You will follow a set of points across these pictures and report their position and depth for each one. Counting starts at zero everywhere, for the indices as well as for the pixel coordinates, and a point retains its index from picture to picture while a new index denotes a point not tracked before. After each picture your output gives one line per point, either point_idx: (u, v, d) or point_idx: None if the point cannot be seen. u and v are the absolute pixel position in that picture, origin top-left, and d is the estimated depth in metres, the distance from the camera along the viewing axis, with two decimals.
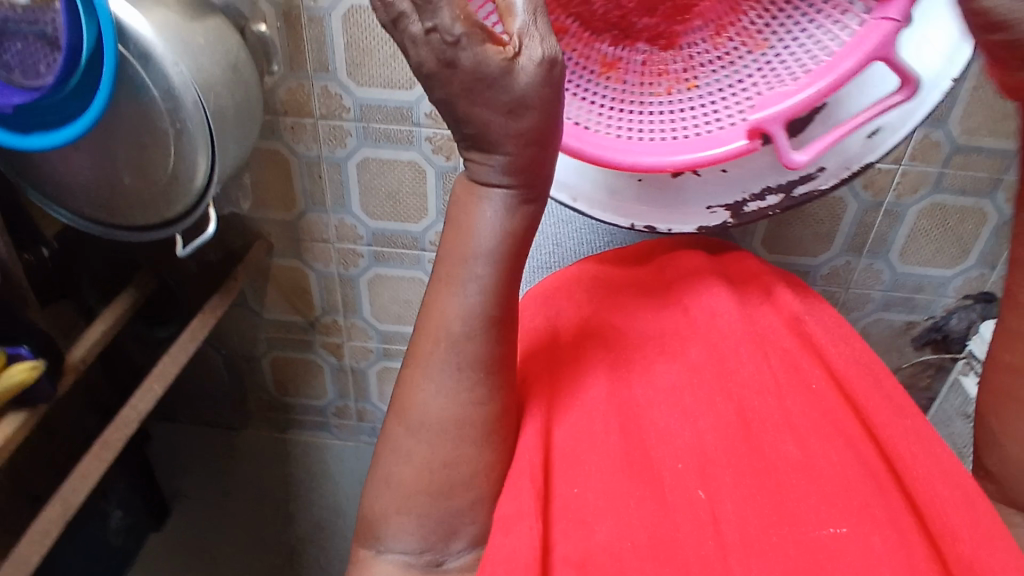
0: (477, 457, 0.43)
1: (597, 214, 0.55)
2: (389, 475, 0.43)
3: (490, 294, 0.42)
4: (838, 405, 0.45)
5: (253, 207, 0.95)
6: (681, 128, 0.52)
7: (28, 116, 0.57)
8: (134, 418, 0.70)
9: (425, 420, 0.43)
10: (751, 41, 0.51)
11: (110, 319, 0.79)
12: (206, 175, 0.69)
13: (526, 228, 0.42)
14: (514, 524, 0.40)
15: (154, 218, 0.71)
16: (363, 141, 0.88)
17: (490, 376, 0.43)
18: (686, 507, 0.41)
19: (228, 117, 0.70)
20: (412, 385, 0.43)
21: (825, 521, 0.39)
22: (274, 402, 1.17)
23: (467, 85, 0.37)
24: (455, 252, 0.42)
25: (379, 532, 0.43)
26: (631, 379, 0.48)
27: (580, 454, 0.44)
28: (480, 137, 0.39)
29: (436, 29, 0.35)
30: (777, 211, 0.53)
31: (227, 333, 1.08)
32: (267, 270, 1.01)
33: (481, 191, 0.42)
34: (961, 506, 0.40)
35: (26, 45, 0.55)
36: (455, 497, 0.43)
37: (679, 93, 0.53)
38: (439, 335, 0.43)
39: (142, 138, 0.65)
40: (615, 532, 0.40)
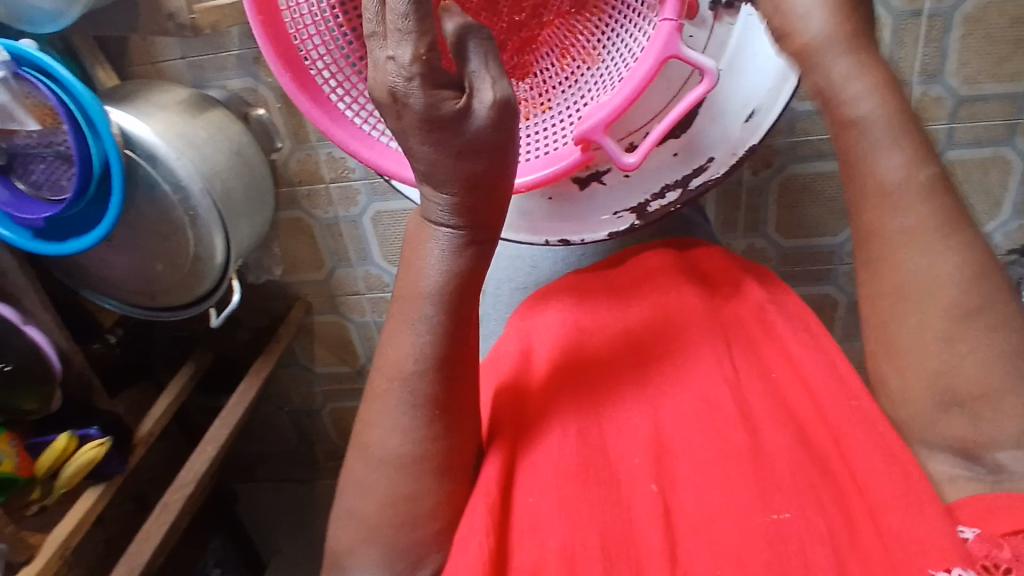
0: (435, 490, 0.41)
1: (513, 236, 0.55)
2: (351, 508, 0.41)
3: (441, 333, 0.42)
4: (795, 397, 0.42)
5: (287, 271, 1.03)
6: (534, 150, 0.51)
7: (59, 226, 0.67)
8: (191, 479, 0.77)
9: (383, 457, 0.41)
10: (586, 54, 0.50)
11: (173, 394, 0.87)
12: (224, 252, 0.76)
13: (474, 267, 0.43)
14: (466, 541, 0.36)
15: (186, 297, 0.79)
16: (372, 196, 0.95)
17: (449, 413, 0.42)
18: (644, 505, 0.37)
19: (236, 198, 0.78)
20: (371, 423, 0.42)
21: (773, 504, 0.36)
22: (340, 451, 1.23)
23: (419, 125, 0.38)
24: (408, 292, 0.43)
25: (345, 567, 0.41)
26: (591, 379, 0.45)
27: (536, 464, 0.40)
28: (431, 174, 0.41)
29: (393, 60, 0.37)
30: (679, 207, 0.53)
31: (287, 391, 1.16)
32: (312, 329, 1.09)
33: (427, 228, 0.43)
34: (894, 482, 0.35)
35: (47, 165, 0.66)
36: (416, 528, 0.40)
37: (533, 116, 0.51)
38: (394, 374, 0.42)
39: (163, 230, 0.74)
40: (570, 537, 0.36)
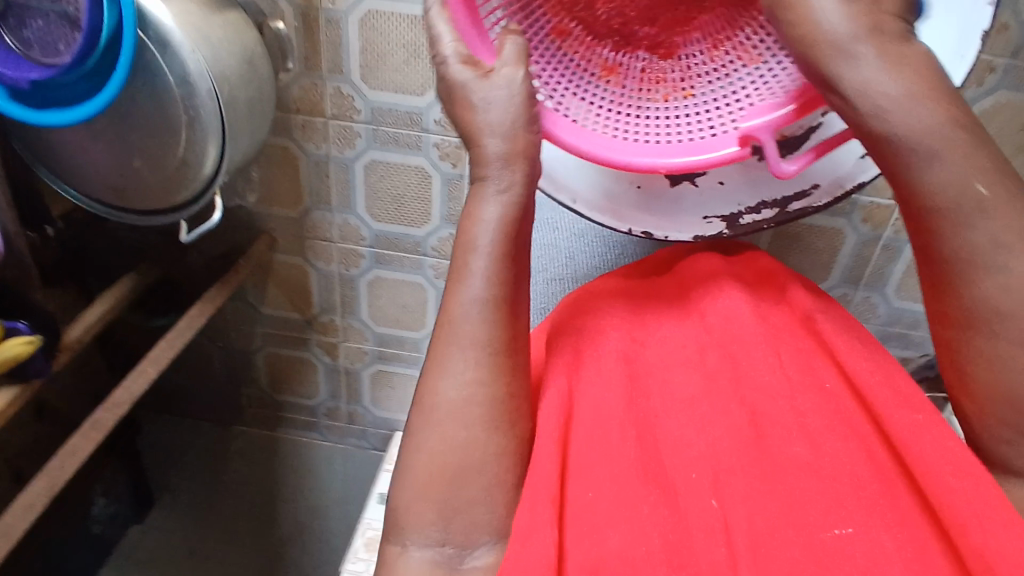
0: (488, 443, 0.43)
1: (596, 217, 0.53)
2: (409, 466, 0.43)
3: (491, 278, 0.45)
4: (849, 406, 0.45)
5: (260, 201, 0.96)
6: (677, 134, 0.49)
7: (46, 92, 0.59)
8: (126, 400, 0.71)
9: (442, 404, 0.44)
10: (747, 55, 0.49)
11: (109, 302, 0.78)
12: (215, 164, 0.69)
13: (518, 217, 0.46)
14: (530, 534, 0.41)
15: (163, 203, 0.72)
16: (372, 143, 0.89)
17: (495, 357, 0.45)
18: (699, 515, 0.41)
19: (240, 108, 0.69)
20: (428, 373, 0.45)
21: (831, 521, 0.39)
22: (266, 400, 1.17)
23: (454, 97, 0.47)
24: (461, 246, 0.47)
25: (402, 525, 0.42)
26: (645, 391, 0.49)
27: (592, 462, 0.44)
28: (474, 135, 0.47)
29: (440, 52, 0.47)
30: (771, 225, 0.52)
31: (226, 327, 1.09)
32: (269, 267, 1.02)
33: (479, 190, 0.47)
34: (969, 494, 0.39)
35: (46, 23, 0.58)
36: (467, 485, 0.42)
37: (675, 101, 0.50)
38: (444, 320, 0.46)
39: (154, 127, 0.66)
40: (627, 539, 0.40)
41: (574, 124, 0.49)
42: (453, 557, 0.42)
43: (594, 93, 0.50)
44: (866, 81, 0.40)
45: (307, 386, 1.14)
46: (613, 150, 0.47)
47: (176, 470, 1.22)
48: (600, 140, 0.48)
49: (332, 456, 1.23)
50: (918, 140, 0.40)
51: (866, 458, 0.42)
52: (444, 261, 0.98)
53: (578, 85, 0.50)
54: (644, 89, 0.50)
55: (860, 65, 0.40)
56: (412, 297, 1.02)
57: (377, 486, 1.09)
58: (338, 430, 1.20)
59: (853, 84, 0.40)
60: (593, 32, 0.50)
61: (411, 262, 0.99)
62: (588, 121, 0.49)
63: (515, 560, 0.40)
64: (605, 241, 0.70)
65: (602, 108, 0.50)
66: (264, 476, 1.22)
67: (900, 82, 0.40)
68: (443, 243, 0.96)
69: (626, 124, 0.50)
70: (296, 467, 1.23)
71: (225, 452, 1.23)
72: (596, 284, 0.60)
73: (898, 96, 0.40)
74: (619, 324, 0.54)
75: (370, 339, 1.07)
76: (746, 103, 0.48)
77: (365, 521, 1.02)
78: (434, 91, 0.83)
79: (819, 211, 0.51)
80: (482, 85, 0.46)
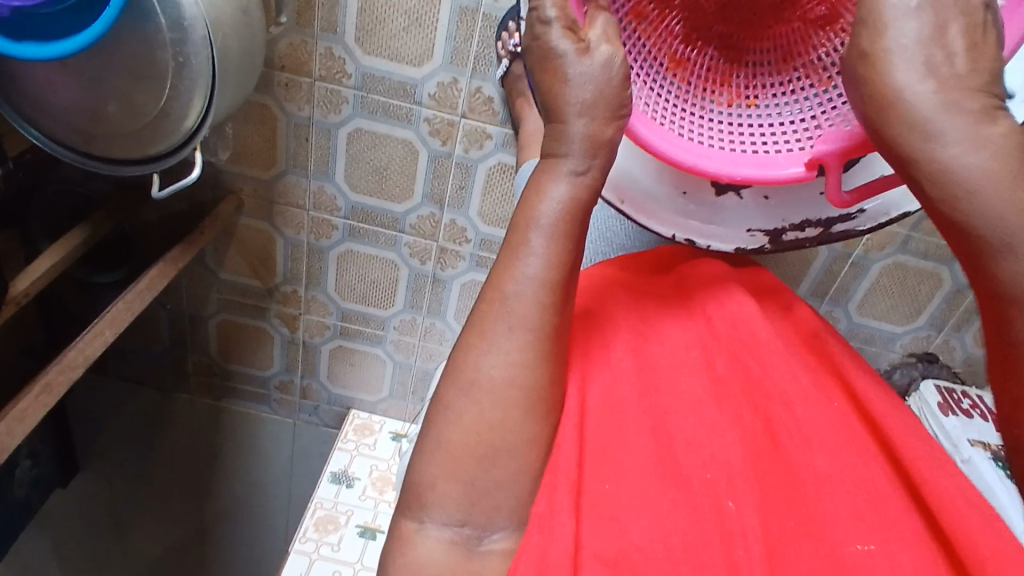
0: (520, 427, 0.42)
1: (643, 220, 0.56)
2: (438, 440, 0.42)
3: (550, 260, 0.44)
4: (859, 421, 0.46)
5: (232, 159, 0.86)
6: (738, 142, 0.53)
7: (23, 22, 0.52)
8: (81, 363, 0.67)
9: (478, 380, 0.43)
10: (817, 76, 0.52)
11: (59, 256, 0.68)
12: (198, 118, 0.63)
13: (584, 199, 0.45)
14: (551, 522, 0.40)
15: (134, 153, 0.66)
16: (359, 111, 0.81)
17: (541, 342, 0.43)
18: (714, 516, 0.41)
19: (232, 59, 0.65)
20: (468, 349, 0.44)
21: (851, 536, 0.40)
22: (214, 367, 1.09)
23: (542, 60, 0.44)
24: (521, 223, 0.45)
25: (424, 501, 0.42)
26: (655, 380, 0.48)
27: (610, 453, 0.44)
28: (555, 107, 0.44)
29: (536, 10, 0.44)
30: (813, 244, 0.56)
31: (178, 289, 1.00)
32: (232, 230, 0.93)
33: (551, 167, 0.45)
34: (986, 529, 0.39)
35: None
36: (497, 465, 0.42)
37: (739, 108, 0.54)
38: (496, 298, 0.44)
39: (136, 69, 0.58)
40: (649, 531, 0.40)
41: (647, 117, 0.51)
42: (471, 537, 0.41)
43: (664, 86, 0.53)
44: (927, 116, 0.36)
45: (261, 358, 1.07)
46: (682, 151, 0.51)
47: (104, 433, 1.14)
48: (670, 137, 0.51)
49: (279, 431, 1.16)
50: (979, 179, 0.36)
51: (888, 474, 0.43)
52: (422, 241, 0.91)
53: (649, 76, 0.53)
54: (712, 92, 0.54)
55: (918, 100, 0.36)
56: (382, 274, 0.95)
57: (327, 464, 1.06)
58: (289, 404, 1.13)
59: (914, 118, 0.37)
60: (670, 26, 0.53)
61: (387, 239, 0.92)
62: (658, 114, 0.53)
63: (536, 543, 0.40)
64: (608, 241, 0.69)
65: (671, 103, 0.53)
66: (204, 445, 1.17)
67: (955, 117, 0.36)
68: (423, 222, 0.89)
69: (692, 122, 0.53)
70: (238, 439, 1.17)
71: (160, 419, 1.15)
72: (589, 271, 0.57)
73: (959, 129, 0.36)
74: (627, 317, 0.52)
75: (333, 313, 1.00)
76: (810, 124, 0.52)
77: (314, 500, 1.00)
78: (433, 63, 0.77)
79: (860, 234, 0.54)
80: (580, 61, 0.43)
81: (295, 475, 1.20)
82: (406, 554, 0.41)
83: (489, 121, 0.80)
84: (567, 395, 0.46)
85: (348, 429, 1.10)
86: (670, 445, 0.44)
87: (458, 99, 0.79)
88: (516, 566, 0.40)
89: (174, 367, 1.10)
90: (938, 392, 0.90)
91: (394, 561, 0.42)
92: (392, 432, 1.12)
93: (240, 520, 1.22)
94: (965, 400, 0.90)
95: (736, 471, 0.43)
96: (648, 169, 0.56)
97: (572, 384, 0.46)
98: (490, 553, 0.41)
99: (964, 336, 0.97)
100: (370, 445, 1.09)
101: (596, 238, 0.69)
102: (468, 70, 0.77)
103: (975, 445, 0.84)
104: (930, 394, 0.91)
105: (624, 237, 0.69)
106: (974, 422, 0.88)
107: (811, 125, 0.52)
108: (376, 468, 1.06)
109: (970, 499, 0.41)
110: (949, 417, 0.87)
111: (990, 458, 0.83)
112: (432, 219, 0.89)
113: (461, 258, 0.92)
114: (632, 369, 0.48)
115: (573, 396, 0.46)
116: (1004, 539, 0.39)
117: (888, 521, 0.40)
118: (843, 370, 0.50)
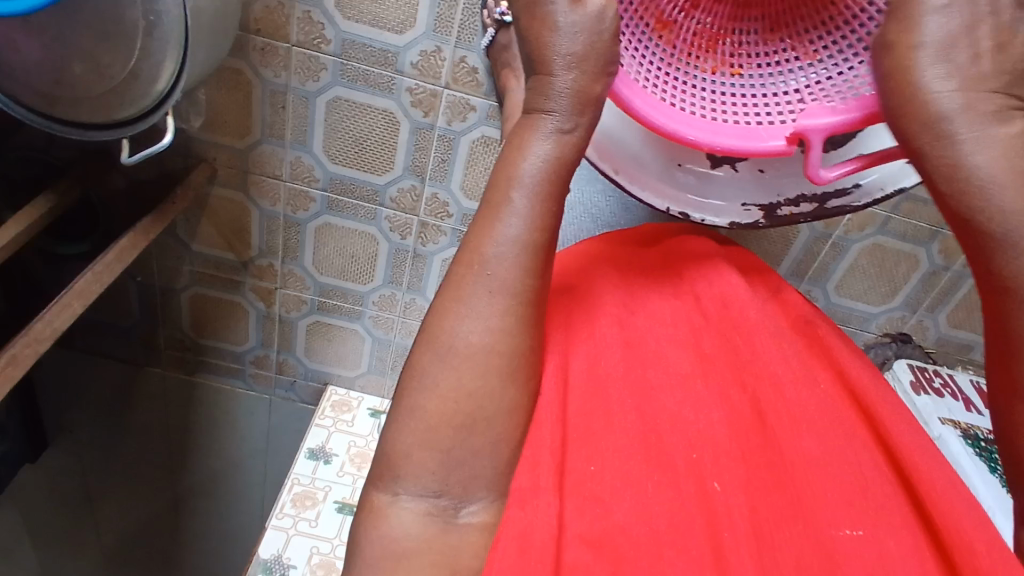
0: (500, 394, 0.39)
1: (636, 190, 0.55)
2: (413, 407, 0.39)
3: (533, 221, 0.41)
4: (847, 409, 0.46)
5: (204, 126, 0.83)
6: (718, 112, 0.52)
7: None
8: (49, 334, 0.64)
9: (455, 346, 0.39)
10: (802, 49, 0.52)
11: (26, 223, 0.63)
12: (168, 78, 0.61)
13: (569, 158, 0.42)
14: (531, 498, 0.38)
15: (100, 117, 0.60)
16: (337, 78, 0.78)
17: (523, 308, 0.40)
18: (701, 499, 0.40)
19: (205, 17, 0.62)
20: (444, 313, 0.40)
21: (842, 522, 0.40)
22: (188, 342, 1.06)
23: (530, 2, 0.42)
24: (501, 180, 0.42)
25: (397, 471, 0.38)
26: (643, 360, 0.46)
27: (595, 431, 0.41)
28: (540, 60, 0.42)
29: None
30: (807, 219, 0.55)
31: (148, 261, 0.96)
32: (205, 200, 0.90)
33: (533, 123, 0.42)
34: (975, 521, 0.40)
35: None
36: (476, 435, 0.38)
37: (722, 77, 0.53)
38: (474, 260, 0.41)
39: (104, 28, 0.54)
40: (633, 515, 0.38)
41: (630, 79, 0.50)
42: (447, 509, 0.38)
43: (649, 47, 0.52)
44: (944, 115, 0.43)
45: (237, 333, 1.05)
46: (662, 116, 0.50)
47: (74, 410, 1.11)
48: (652, 100, 0.50)
49: (254, 406, 1.15)
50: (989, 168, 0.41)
51: (874, 462, 0.43)
52: (402, 214, 0.89)
53: (634, 36, 0.52)
54: (697, 57, 0.53)
55: (943, 97, 0.43)
56: (362, 247, 0.93)
57: (303, 441, 1.05)
58: (264, 379, 1.11)
59: (934, 114, 0.43)
60: None
61: (366, 212, 0.89)
62: (640, 76, 0.51)
63: (517, 519, 0.37)
64: (592, 218, 0.68)
65: (654, 65, 0.52)
66: (177, 421, 1.15)
67: (970, 115, 0.42)
68: (404, 195, 0.87)
69: (674, 87, 0.52)
70: (211, 415, 1.15)
71: (132, 395, 1.12)
72: (575, 248, 0.55)
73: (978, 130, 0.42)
74: (612, 292, 0.49)
75: (310, 288, 0.98)
76: (794, 98, 0.52)
77: (292, 476, 0.99)
78: (416, 30, 0.74)
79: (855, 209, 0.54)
80: (573, 10, 0.42)
81: (270, 451, 1.19)
82: (378, 527, 0.37)
83: (472, 92, 0.78)
84: (547, 363, 0.44)
85: (326, 406, 1.08)
86: (657, 428, 0.43)
87: (441, 68, 0.77)
88: (493, 555, 0.36)
89: (145, 341, 1.06)
90: (911, 371, 0.91)
91: (363, 539, 0.37)
92: (371, 408, 1.10)
93: (214, 495, 1.22)
94: (937, 380, 0.91)
95: (723, 451, 0.42)
96: (640, 138, 0.55)
97: (552, 360, 0.44)
98: (463, 527, 0.38)
99: (937, 316, 0.98)
100: (348, 422, 1.07)
101: (579, 213, 0.67)
102: (452, 38, 0.75)
103: (945, 422, 0.84)
104: (903, 372, 0.91)
105: (607, 214, 0.68)
106: (945, 400, 0.88)
107: (794, 99, 0.52)
108: (355, 444, 1.05)
109: (959, 493, 0.41)
110: (920, 395, 0.87)
111: (960, 435, 0.82)
112: (413, 192, 0.87)
113: (442, 233, 0.91)
114: (615, 348, 0.46)
115: (556, 367, 0.44)
116: (980, 524, 0.40)
117: (878, 509, 0.40)
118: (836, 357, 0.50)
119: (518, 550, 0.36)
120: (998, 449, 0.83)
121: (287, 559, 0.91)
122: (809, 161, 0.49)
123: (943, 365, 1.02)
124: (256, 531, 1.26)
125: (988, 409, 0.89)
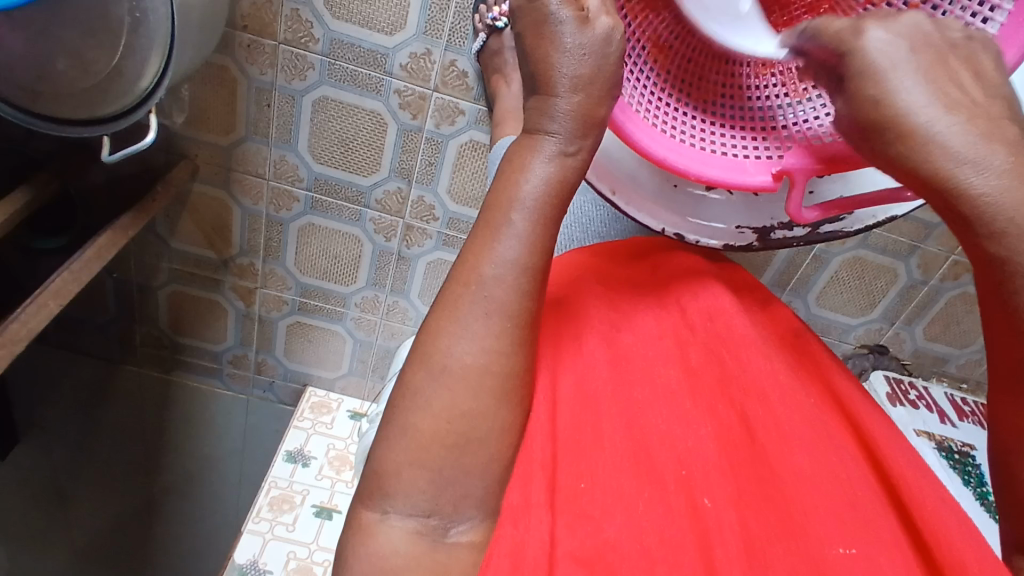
0: (494, 414, 0.39)
1: (632, 211, 0.56)
2: (404, 425, 0.38)
3: (531, 242, 0.40)
4: (834, 424, 0.46)
5: (187, 123, 0.82)
6: (709, 141, 0.53)
7: None
8: (24, 335, 0.62)
9: (448, 366, 0.39)
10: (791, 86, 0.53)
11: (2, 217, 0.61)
12: (153, 78, 0.59)
13: (570, 180, 0.42)
14: (524, 515, 0.38)
15: (82, 113, 0.58)
16: (325, 78, 0.77)
17: (519, 329, 0.40)
18: (691, 514, 0.40)
19: (192, 9, 0.60)
20: (437, 332, 0.40)
21: (834, 538, 0.39)
22: (164, 339, 1.04)
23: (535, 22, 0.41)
24: (501, 202, 0.41)
25: (386, 490, 0.38)
26: (633, 373, 0.46)
27: (585, 448, 0.41)
28: (543, 83, 0.42)
29: None
30: (800, 243, 0.56)
31: (126, 257, 0.94)
32: (186, 197, 0.88)
33: (535, 144, 0.42)
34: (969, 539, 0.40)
35: None
36: (468, 455, 0.38)
37: (711, 107, 0.55)
38: (471, 279, 0.40)
39: (90, 24, 0.52)
40: (624, 529, 0.38)
41: (627, 105, 0.50)
42: (436, 528, 0.37)
43: (645, 72, 0.52)
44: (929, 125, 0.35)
45: (215, 332, 1.03)
46: (655, 143, 0.51)
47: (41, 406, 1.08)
48: (646, 126, 0.51)
49: (231, 406, 1.13)
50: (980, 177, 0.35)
51: (863, 475, 0.43)
52: (387, 217, 0.88)
53: (632, 61, 0.52)
54: (688, 85, 0.54)
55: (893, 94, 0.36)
56: (346, 248, 0.92)
57: (280, 443, 1.04)
58: (242, 378, 1.10)
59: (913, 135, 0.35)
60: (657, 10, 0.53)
61: (351, 214, 0.88)
62: (637, 102, 0.52)
63: (509, 536, 0.37)
64: (584, 227, 0.67)
65: (648, 90, 0.53)
66: (152, 419, 1.13)
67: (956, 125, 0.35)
68: (389, 198, 0.87)
69: (668, 113, 0.53)
70: (187, 416, 1.13)
71: (106, 392, 1.10)
72: (561, 260, 0.55)
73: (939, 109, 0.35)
74: (597, 307, 0.49)
75: (292, 288, 0.97)
76: (781, 134, 0.53)
77: (269, 478, 0.98)
78: (406, 33, 0.74)
79: (847, 234, 0.55)
80: (580, 32, 0.40)
81: (246, 451, 1.18)
82: (367, 545, 0.37)
83: (462, 96, 0.78)
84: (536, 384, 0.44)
85: (305, 407, 1.07)
86: (645, 442, 0.42)
87: (431, 71, 0.77)
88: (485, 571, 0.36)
89: (122, 339, 1.04)
90: (888, 383, 0.91)
91: (349, 557, 0.37)
92: (351, 410, 1.09)
93: (189, 495, 1.20)
94: (912, 392, 0.92)
95: (712, 465, 0.42)
96: (639, 160, 0.55)
97: (543, 378, 0.44)
98: (453, 546, 0.37)
99: (914, 329, 1.00)
100: (327, 424, 1.06)
101: (571, 223, 0.67)
102: (442, 42, 0.75)
103: (920, 434, 0.86)
104: (880, 384, 0.92)
105: (599, 224, 0.67)
106: (919, 411, 0.90)
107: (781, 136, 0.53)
108: (335, 447, 1.04)
109: (949, 507, 0.42)
110: (896, 407, 0.89)
111: (935, 448, 0.84)
112: (398, 195, 0.86)
113: (427, 236, 0.90)
114: (605, 361, 0.46)
115: (544, 389, 0.43)
116: (971, 540, 0.40)
117: (868, 523, 0.40)
118: (824, 375, 0.50)
119: (512, 567, 0.36)
120: (972, 461, 0.85)
121: (264, 564, 0.89)
122: (793, 200, 0.50)
123: (919, 376, 1.04)
124: (230, 532, 1.24)
125: (962, 421, 0.91)
